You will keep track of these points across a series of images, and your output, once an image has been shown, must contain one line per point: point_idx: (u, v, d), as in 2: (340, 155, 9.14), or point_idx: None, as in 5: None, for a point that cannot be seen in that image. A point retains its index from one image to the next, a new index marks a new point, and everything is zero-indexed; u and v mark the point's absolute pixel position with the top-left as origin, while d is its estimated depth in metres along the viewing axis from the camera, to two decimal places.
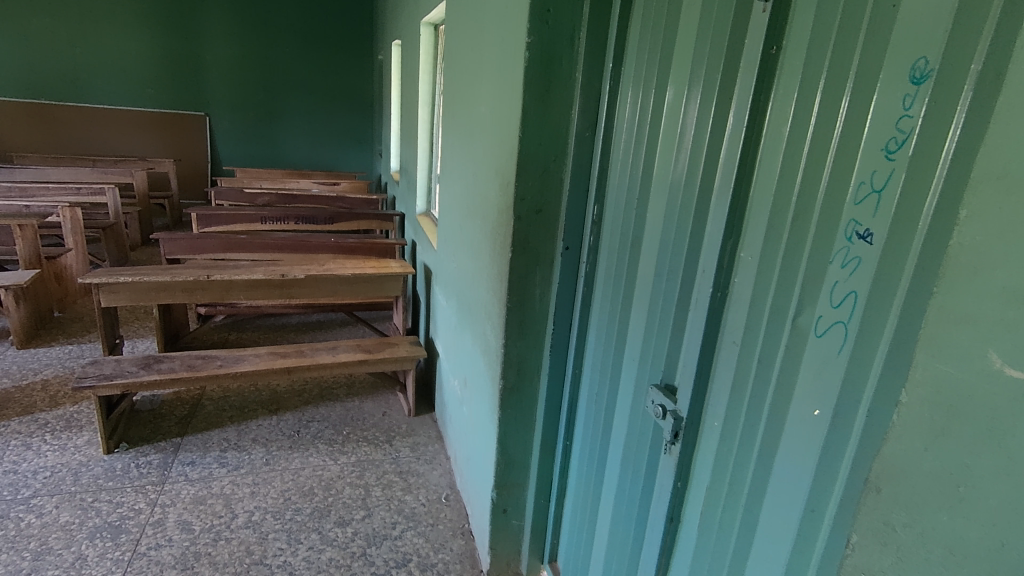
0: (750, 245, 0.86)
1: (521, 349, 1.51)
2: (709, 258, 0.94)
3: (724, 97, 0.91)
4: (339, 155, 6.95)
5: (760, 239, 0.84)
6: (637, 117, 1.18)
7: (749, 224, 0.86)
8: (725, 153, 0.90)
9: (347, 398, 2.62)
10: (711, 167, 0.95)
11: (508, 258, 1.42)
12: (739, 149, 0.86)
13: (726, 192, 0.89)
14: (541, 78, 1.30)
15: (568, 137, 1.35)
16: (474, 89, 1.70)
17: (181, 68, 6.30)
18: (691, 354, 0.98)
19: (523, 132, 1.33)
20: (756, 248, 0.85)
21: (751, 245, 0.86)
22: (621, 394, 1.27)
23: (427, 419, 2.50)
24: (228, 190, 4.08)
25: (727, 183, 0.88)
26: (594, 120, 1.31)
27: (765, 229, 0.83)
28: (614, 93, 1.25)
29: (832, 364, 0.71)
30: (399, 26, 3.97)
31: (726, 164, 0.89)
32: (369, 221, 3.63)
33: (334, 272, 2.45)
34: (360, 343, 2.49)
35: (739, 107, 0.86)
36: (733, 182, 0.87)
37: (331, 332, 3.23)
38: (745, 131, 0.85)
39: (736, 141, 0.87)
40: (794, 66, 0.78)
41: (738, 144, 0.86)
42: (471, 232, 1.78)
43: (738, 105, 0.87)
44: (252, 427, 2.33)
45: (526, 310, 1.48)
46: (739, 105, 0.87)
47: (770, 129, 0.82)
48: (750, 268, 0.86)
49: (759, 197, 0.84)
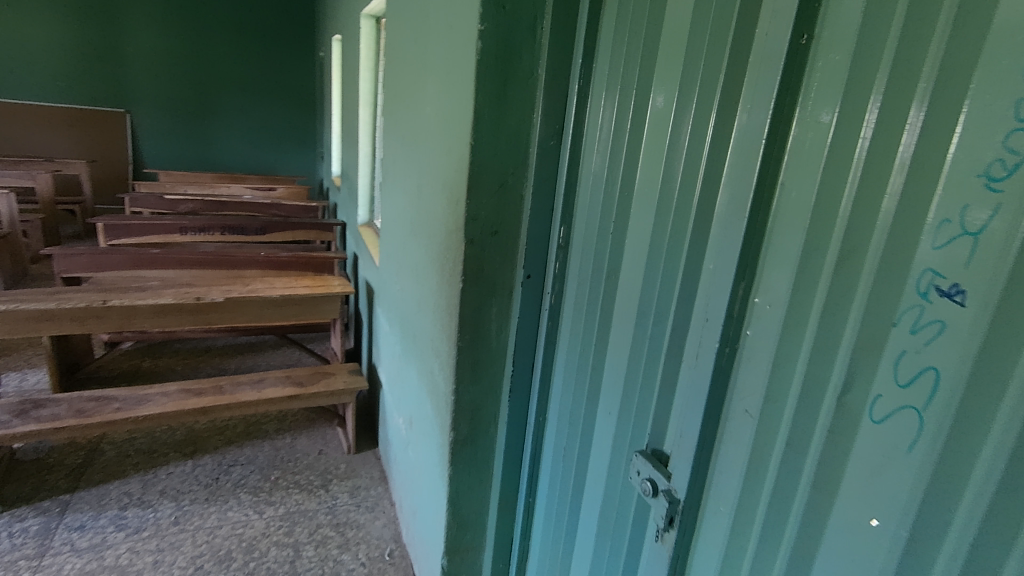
0: (771, 290, 0.67)
1: (476, 394, 1.27)
2: (712, 306, 0.74)
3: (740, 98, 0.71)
4: (279, 158, 6.47)
5: (782, 285, 0.65)
6: (615, 123, 0.97)
7: (771, 266, 0.67)
8: (735, 171, 0.70)
9: (277, 434, 2.32)
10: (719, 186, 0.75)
11: (459, 289, 1.18)
12: (757, 165, 0.66)
13: (739, 223, 0.69)
14: (498, 73, 1.07)
15: (530, 143, 1.13)
16: (418, 86, 1.46)
17: (98, 60, 5.73)
18: (690, 422, 0.78)
19: (479, 139, 1.09)
20: (779, 297, 0.66)
21: (771, 291, 0.67)
22: (595, 450, 1.07)
23: (369, 457, 2.24)
24: (145, 196, 3.66)
25: (740, 211, 0.69)
26: (562, 125, 1.10)
27: (788, 274, 0.64)
28: (585, 90, 1.04)
29: (900, 464, 0.53)
30: (340, 21, 3.66)
31: (737, 184, 0.69)
32: (306, 230, 3.30)
33: (260, 294, 2.15)
34: (291, 373, 2.19)
35: (756, 113, 0.67)
36: (749, 207, 0.67)
37: (262, 356, 2.90)
38: (764, 142, 0.66)
39: (752, 156, 0.67)
40: (835, 60, 0.59)
41: (756, 159, 0.66)
42: (416, 252, 1.54)
43: (755, 110, 0.67)
44: (162, 477, 2.01)
45: (481, 348, 1.24)
46: (756, 108, 0.67)
47: (801, 143, 0.63)
48: (771, 320, 0.67)
49: (782, 231, 0.65)
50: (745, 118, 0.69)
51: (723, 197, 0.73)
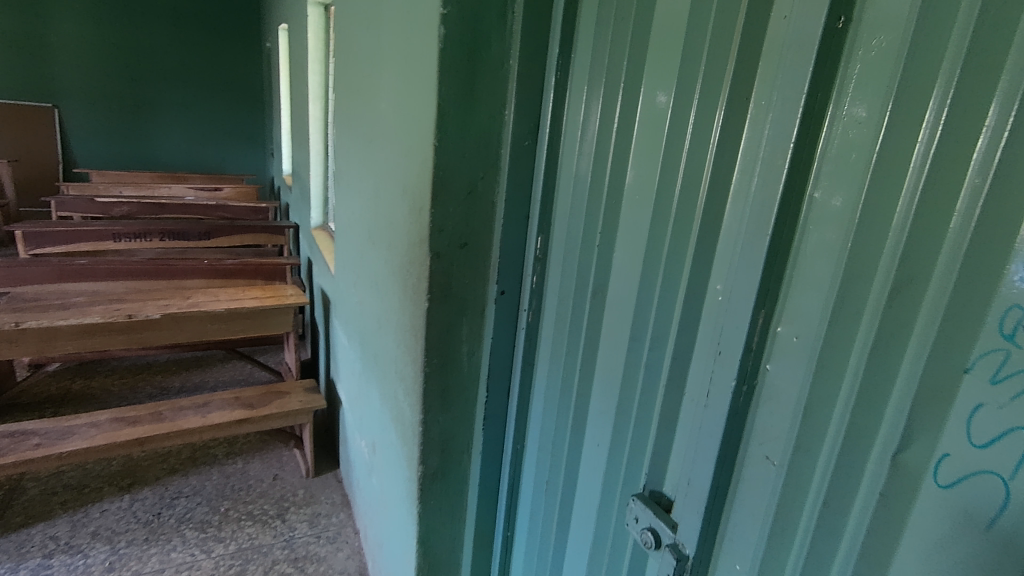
0: (800, 323, 0.57)
1: (446, 424, 1.14)
2: (726, 337, 0.64)
3: (759, 94, 0.61)
4: (226, 155, 6.12)
5: (814, 316, 0.55)
6: (601, 122, 0.86)
7: (800, 293, 0.57)
8: (756, 180, 0.60)
9: (227, 460, 2.14)
10: (734, 196, 0.65)
11: (425, 309, 1.04)
12: (783, 174, 0.56)
13: (761, 241, 0.58)
14: (466, 63, 0.94)
15: (501, 143, 1.00)
16: (373, 78, 1.30)
17: (18, 49, 5.24)
18: (698, 467, 0.68)
19: (445, 139, 0.95)
20: (810, 329, 0.56)
21: (798, 322, 0.57)
22: (582, 487, 0.97)
23: (330, 480, 2.08)
24: (73, 199, 3.36)
25: (763, 229, 0.58)
26: (538, 124, 0.97)
27: (821, 304, 0.54)
28: (563, 84, 0.93)
29: (976, 540, 0.43)
30: (287, 9, 3.42)
31: (759, 197, 0.59)
32: (256, 234, 3.08)
33: (202, 308, 1.95)
34: (240, 394, 2.01)
35: (781, 112, 0.56)
36: (774, 222, 0.57)
37: (209, 372, 2.69)
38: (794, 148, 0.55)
39: (777, 162, 0.57)
40: (880, 48, 0.48)
41: (782, 167, 0.56)
42: (375, 263, 1.39)
43: (779, 108, 0.56)
44: (94, 516, 1.80)
45: (451, 374, 1.11)
46: (780, 107, 0.56)
47: (841, 148, 0.52)
48: (800, 356, 0.57)
49: (814, 252, 0.55)
50: (767, 116, 0.59)
51: (740, 209, 0.63)
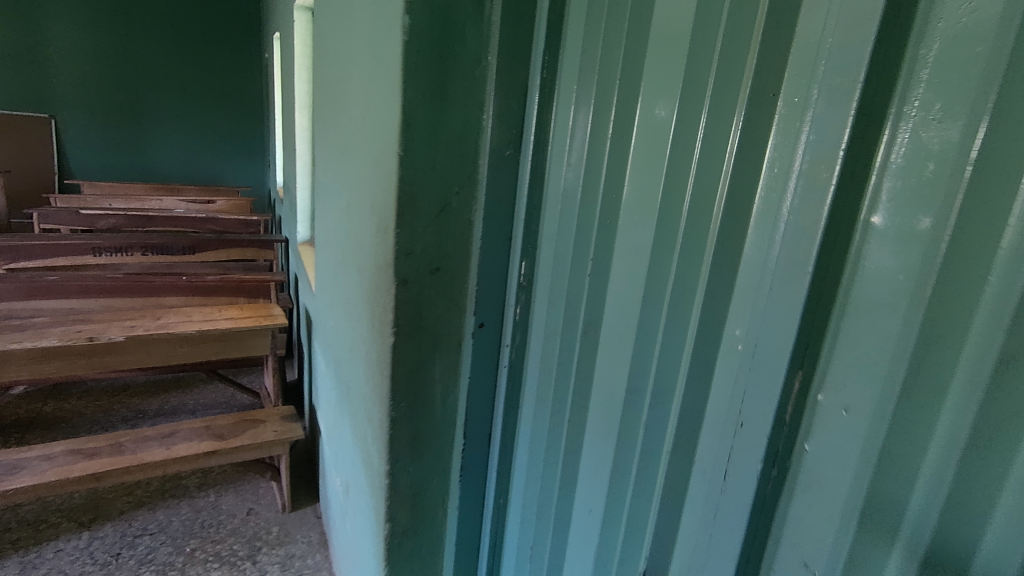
0: (851, 392, 0.43)
1: (418, 475, 0.99)
2: (748, 403, 0.49)
3: (796, 86, 0.46)
4: (224, 166, 6.02)
5: (874, 384, 0.41)
6: (593, 127, 0.72)
7: (852, 352, 0.43)
8: (792, 199, 0.45)
9: (199, 492, 1.99)
10: (761, 221, 0.51)
11: (390, 344, 0.89)
12: (829, 190, 0.42)
13: (799, 281, 0.44)
14: (436, 58, 0.80)
15: (478, 152, 0.85)
16: (345, 80, 1.17)
17: (14, 59, 5.18)
18: (715, 565, 0.53)
19: (412, 146, 0.81)
20: (867, 401, 0.41)
21: (849, 389, 0.43)
22: (573, 560, 0.81)
23: (308, 515, 1.93)
24: (58, 212, 3.24)
25: (802, 264, 0.44)
26: (522, 130, 0.83)
27: (885, 368, 0.40)
28: (549, 85, 0.79)
29: None
30: (280, 17, 3.33)
31: (799, 221, 0.44)
32: (243, 248, 2.96)
33: (172, 330, 1.81)
34: (211, 423, 1.86)
35: (825, 108, 0.42)
36: (817, 254, 0.43)
37: (188, 394, 2.55)
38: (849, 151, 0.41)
39: (823, 173, 0.42)
40: (974, 14, 0.34)
41: (829, 180, 0.42)
42: (347, 285, 1.25)
43: (826, 102, 0.42)
44: (47, 557, 1.66)
45: (423, 419, 0.96)
46: (826, 100, 0.42)
47: (917, 155, 0.37)
48: (854, 436, 0.42)
49: (871, 297, 0.41)
50: (808, 112, 0.44)
51: (770, 235, 0.49)
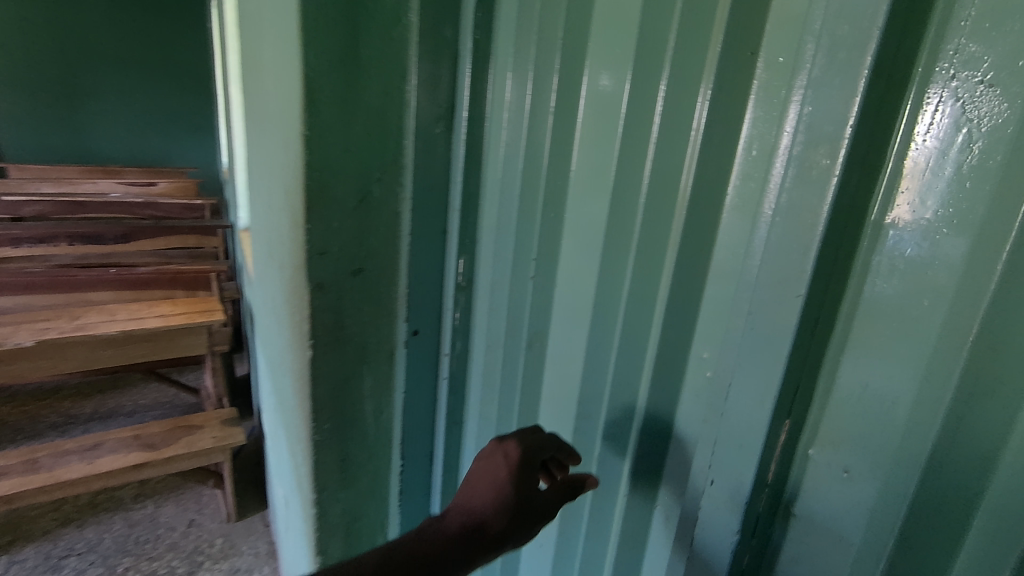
0: (853, 447, 0.34)
1: (352, 501, 0.87)
2: (716, 458, 0.39)
3: (781, 45, 0.37)
4: None
5: (890, 436, 0.32)
6: (532, 100, 0.60)
7: (857, 398, 0.34)
8: (778, 193, 0.34)
9: (134, 505, 1.84)
10: (749, 216, 0.40)
11: (309, 359, 0.76)
12: (833, 183, 0.30)
13: (787, 307, 0.33)
14: (343, 11, 0.64)
15: (402, 131, 0.71)
16: (258, 46, 1.00)
17: None
18: None
19: (319, 123, 0.66)
20: (879, 461, 0.33)
21: (854, 443, 0.34)
22: None
23: (256, 524, 1.81)
24: None
25: (790, 284, 0.33)
26: (454, 103, 0.71)
27: (909, 418, 0.31)
28: (484, 49, 0.68)
29: None
30: None
31: (787, 225, 0.33)
32: (183, 237, 2.75)
33: (91, 331, 1.64)
34: (142, 432, 1.70)
35: (827, 68, 0.30)
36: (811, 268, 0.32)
37: (125, 397, 2.36)
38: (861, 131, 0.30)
39: (821, 161, 0.31)
40: None
41: (830, 169, 0.30)
42: (274, 284, 1.10)
43: (829, 61, 0.30)
44: None
45: (353, 439, 0.84)
46: (829, 58, 0.30)
47: (964, 132, 0.27)
48: (863, 503, 0.34)
49: (879, 320, 0.32)
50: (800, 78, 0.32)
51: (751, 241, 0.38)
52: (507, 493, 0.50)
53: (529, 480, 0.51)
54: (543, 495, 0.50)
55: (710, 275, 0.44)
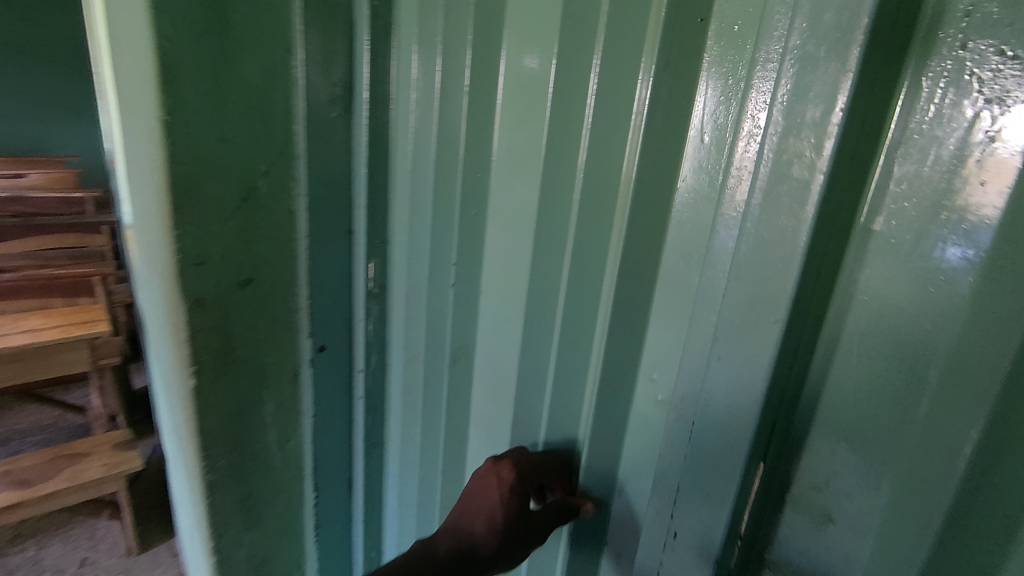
0: (837, 496, 0.32)
1: (259, 541, 0.74)
2: (683, 498, 0.36)
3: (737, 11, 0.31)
4: None
5: (875, 484, 0.30)
6: (440, 78, 0.52)
7: (839, 442, 0.31)
8: (754, 190, 0.30)
9: (11, 549, 1.60)
10: (702, 219, 0.35)
11: (191, 391, 0.62)
12: (818, 181, 0.27)
13: (765, 332, 0.30)
14: None
15: (292, 114, 0.59)
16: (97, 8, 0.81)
17: None
18: None
19: (184, 99, 0.52)
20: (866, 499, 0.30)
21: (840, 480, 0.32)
22: None
23: (162, 554, 1.63)
24: None
25: (766, 307, 0.30)
26: (353, 82, 0.61)
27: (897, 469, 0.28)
28: (384, 20, 0.59)
29: None
30: None
31: (764, 233, 0.29)
32: None
33: None
34: (12, 467, 1.47)
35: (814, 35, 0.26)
36: (794, 288, 0.28)
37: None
38: (853, 115, 0.26)
39: (804, 149, 0.27)
40: None
41: (816, 163, 0.27)
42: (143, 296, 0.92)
43: (813, 27, 0.26)
44: None
45: (256, 477, 0.70)
46: (813, 21, 0.26)
47: (967, 133, 0.24)
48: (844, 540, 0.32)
49: (862, 356, 0.30)
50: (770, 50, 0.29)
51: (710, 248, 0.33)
52: (497, 519, 0.43)
53: (524, 503, 0.44)
54: (537, 523, 0.43)
55: (658, 283, 0.39)
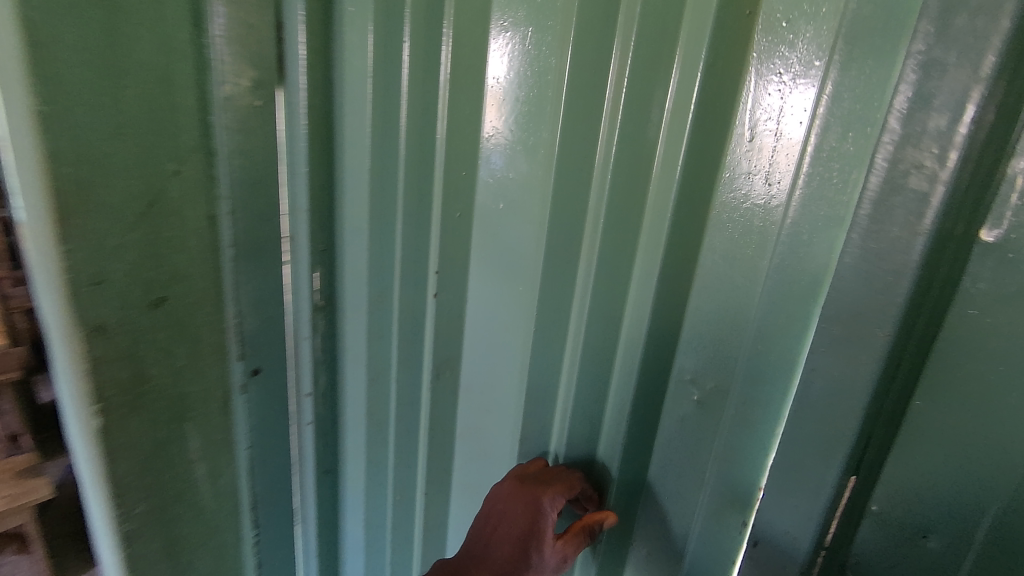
0: (934, 504, 0.33)
1: None
2: (768, 505, 0.39)
3: (789, 11, 0.35)
4: None
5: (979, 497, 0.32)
6: (410, 67, 0.50)
7: (934, 457, 0.33)
8: (862, 204, 0.32)
9: None
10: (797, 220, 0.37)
11: (99, 436, 0.50)
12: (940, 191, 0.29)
13: (869, 345, 0.32)
14: None
15: (207, 102, 0.50)
16: None
17: None
18: None
19: (70, 73, 0.41)
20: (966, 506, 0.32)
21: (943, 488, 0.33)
22: None
23: None
24: None
25: (878, 303, 0.32)
26: (285, 63, 0.54)
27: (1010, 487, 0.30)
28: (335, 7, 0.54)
29: None
30: None
31: (873, 246, 0.32)
32: None
33: None
34: None
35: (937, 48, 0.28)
36: (904, 304, 0.31)
37: None
38: (981, 126, 0.27)
39: (925, 157, 0.29)
40: None
41: (938, 172, 0.29)
42: None
43: (943, 32, 0.28)
44: None
45: (188, 529, 0.59)
46: (943, 27, 0.28)
47: None
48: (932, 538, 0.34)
49: (958, 373, 0.32)
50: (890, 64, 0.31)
51: (798, 262, 0.37)
52: (520, 556, 0.44)
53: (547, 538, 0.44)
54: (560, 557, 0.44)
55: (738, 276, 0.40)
